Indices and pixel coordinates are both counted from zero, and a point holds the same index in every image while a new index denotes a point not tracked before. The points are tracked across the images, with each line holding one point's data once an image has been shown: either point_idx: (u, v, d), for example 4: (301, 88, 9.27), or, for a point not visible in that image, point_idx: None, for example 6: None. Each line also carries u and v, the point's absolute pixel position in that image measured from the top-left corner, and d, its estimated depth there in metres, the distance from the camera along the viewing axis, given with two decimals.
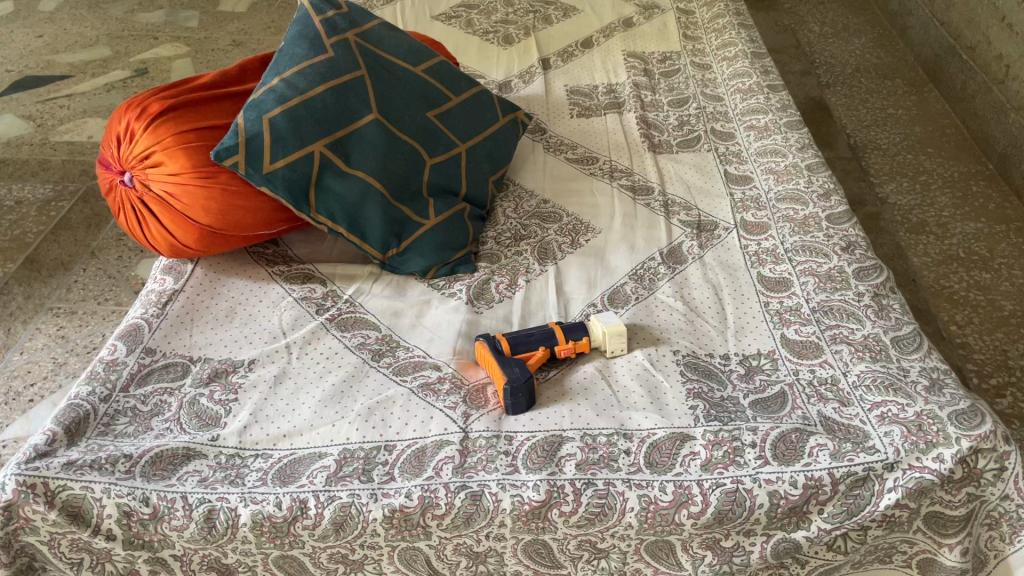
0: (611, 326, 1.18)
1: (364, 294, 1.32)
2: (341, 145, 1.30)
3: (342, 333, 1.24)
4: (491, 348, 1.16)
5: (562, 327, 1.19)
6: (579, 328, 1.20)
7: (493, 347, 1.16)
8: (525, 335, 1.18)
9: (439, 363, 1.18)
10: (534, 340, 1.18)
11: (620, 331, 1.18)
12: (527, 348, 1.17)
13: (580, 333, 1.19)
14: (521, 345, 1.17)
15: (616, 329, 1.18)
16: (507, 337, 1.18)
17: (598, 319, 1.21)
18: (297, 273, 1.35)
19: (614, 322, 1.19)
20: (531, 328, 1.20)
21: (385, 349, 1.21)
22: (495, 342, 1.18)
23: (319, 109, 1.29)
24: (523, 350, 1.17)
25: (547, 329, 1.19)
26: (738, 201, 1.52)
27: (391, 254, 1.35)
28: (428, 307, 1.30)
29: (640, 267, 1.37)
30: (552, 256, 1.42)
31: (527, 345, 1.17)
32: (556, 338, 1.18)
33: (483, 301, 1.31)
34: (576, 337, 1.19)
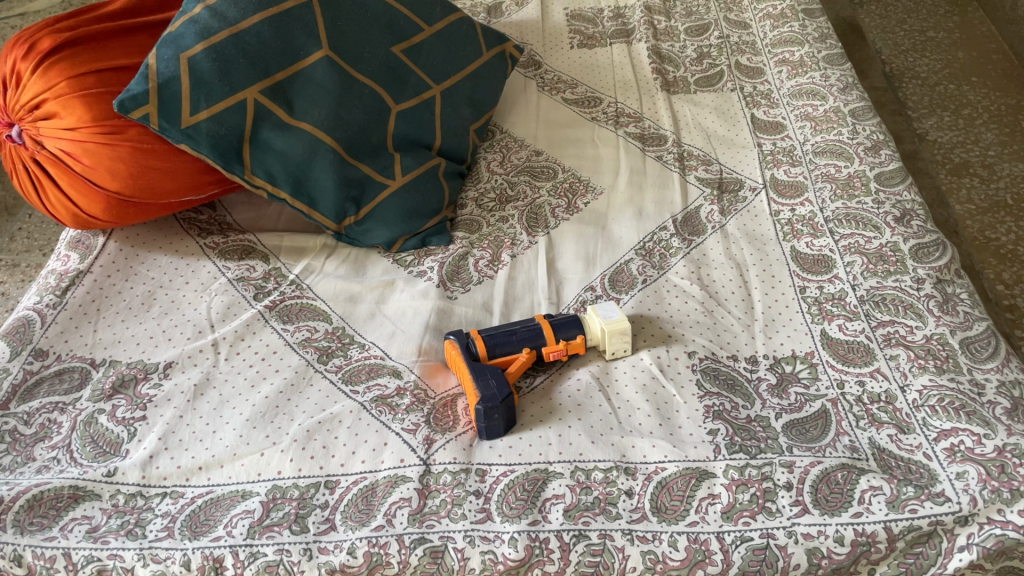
0: (615, 324, 0.96)
1: (314, 272, 1.10)
2: (282, 90, 1.05)
3: (284, 325, 1.01)
4: (464, 352, 0.94)
5: (552, 325, 0.97)
6: (572, 324, 0.97)
7: (465, 350, 0.94)
8: (507, 333, 0.96)
9: (399, 366, 0.96)
10: (517, 340, 0.95)
11: (625, 331, 0.96)
12: (508, 351, 0.95)
13: (574, 331, 0.97)
14: (500, 346, 0.95)
15: (619, 327, 0.95)
16: (485, 336, 0.96)
17: (599, 312, 0.98)
18: (235, 245, 1.12)
19: (618, 319, 0.97)
20: (515, 323, 0.98)
21: (335, 347, 0.99)
22: (469, 343, 0.95)
23: (254, 46, 1.04)
24: (503, 354, 0.95)
25: (534, 325, 0.97)
26: (768, 154, 1.27)
27: (348, 223, 1.12)
28: (391, 290, 1.07)
29: (649, 239, 1.14)
30: (543, 224, 1.18)
31: (508, 347, 0.95)
32: (545, 338, 0.96)
33: (458, 283, 1.08)
34: (570, 336, 0.96)
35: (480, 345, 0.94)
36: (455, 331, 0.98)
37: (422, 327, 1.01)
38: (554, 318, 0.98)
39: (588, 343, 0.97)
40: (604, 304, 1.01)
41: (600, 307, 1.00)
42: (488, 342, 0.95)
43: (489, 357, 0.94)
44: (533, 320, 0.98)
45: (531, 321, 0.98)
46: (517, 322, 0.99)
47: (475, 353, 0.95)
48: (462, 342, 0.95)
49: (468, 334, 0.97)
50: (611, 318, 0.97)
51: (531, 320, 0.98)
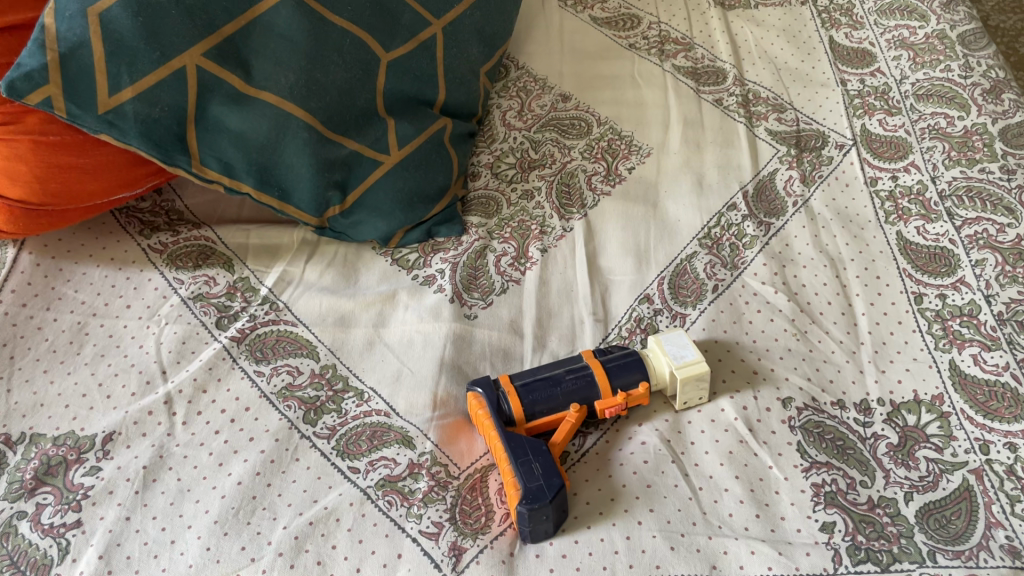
0: (690, 368, 0.73)
1: (292, 283, 0.86)
2: (234, 49, 0.78)
3: (257, 368, 0.79)
4: (494, 414, 0.72)
5: (606, 370, 0.74)
6: (632, 367, 0.75)
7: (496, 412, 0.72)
8: (548, 383, 0.73)
9: (410, 429, 0.74)
10: (562, 393, 0.73)
11: (703, 376, 0.74)
12: (551, 409, 0.73)
13: (635, 376, 0.74)
14: (541, 403, 0.73)
15: (696, 372, 0.73)
16: (522, 388, 0.73)
17: (666, 346, 0.76)
18: (189, 246, 0.88)
19: (695, 359, 0.74)
20: (557, 366, 0.76)
21: (325, 398, 0.77)
22: (500, 399, 0.73)
23: None
24: (545, 412, 0.73)
25: (582, 370, 0.74)
26: (856, 97, 1.02)
27: (332, 215, 0.86)
28: (393, 308, 0.84)
29: (715, 223, 0.90)
30: (578, 200, 0.94)
31: (551, 403, 0.73)
32: (598, 388, 0.73)
33: (477, 294, 0.85)
34: (629, 385, 0.74)
35: (515, 403, 0.72)
36: (480, 378, 0.76)
37: (435, 364, 0.78)
38: (608, 357, 0.75)
39: (653, 388, 0.75)
40: (671, 332, 0.78)
41: (667, 337, 0.77)
42: (525, 400, 0.72)
43: (527, 418, 0.72)
44: (580, 360, 0.76)
45: (578, 363, 0.75)
46: (559, 363, 0.76)
47: (508, 414, 0.72)
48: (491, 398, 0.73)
49: (497, 383, 0.74)
50: (685, 357, 0.75)
51: (577, 361, 0.75)
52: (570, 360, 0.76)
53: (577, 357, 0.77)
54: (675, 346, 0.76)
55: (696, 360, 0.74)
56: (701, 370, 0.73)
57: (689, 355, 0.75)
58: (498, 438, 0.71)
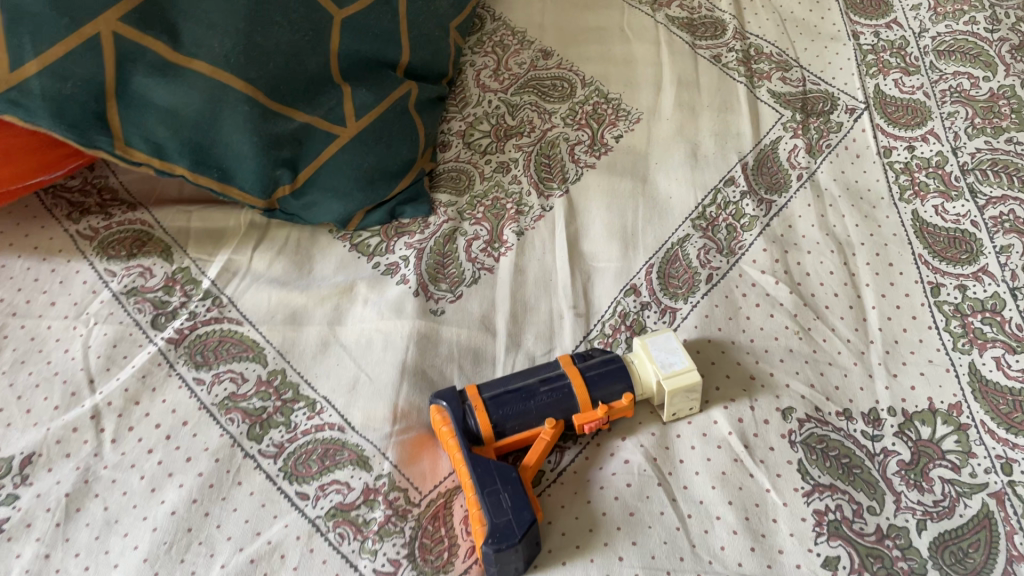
0: (679, 378, 0.65)
1: (238, 274, 0.77)
2: (159, 11, 0.67)
3: (196, 375, 0.70)
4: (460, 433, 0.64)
5: (586, 380, 0.66)
6: (614, 376, 0.67)
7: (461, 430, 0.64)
8: (520, 396, 0.65)
9: (365, 447, 0.66)
10: (536, 407, 0.65)
11: (694, 387, 0.65)
12: (524, 425, 0.65)
13: (619, 386, 0.66)
14: (512, 420, 0.65)
15: (686, 383, 0.65)
16: (490, 401, 0.65)
17: (653, 351, 0.67)
18: (122, 231, 0.79)
19: (685, 367, 0.66)
20: (531, 374, 0.68)
21: (273, 409, 0.69)
22: (466, 415, 0.65)
23: None
24: (517, 429, 0.65)
25: (559, 380, 0.66)
26: (869, 53, 0.92)
27: (282, 195, 0.77)
28: (350, 302, 0.76)
29: (710, 201, 0.81)
30: (559, 174, 0.84)
31: (524, 419, 0.65)
32: (576, 402, 0.65)
33: (445, 285, 0.76)
34: (611, 397, 0.66)
35: (482, 420, 0.64)
36: (444, 388, 0.68)
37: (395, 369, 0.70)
38: (588, 365, 0.67)
39: (637, 398, 0.67)
40: (659, 333, 0.70)
41: (653, 339, 0.69)
42: (493, 416, 0.64)
43: (496, 436, 0.65)
44: (557, 368, 0.68)
45: (554, 371, 0.67)
46: (533, 370, 0.68)
47: (475, 432, 0.65)
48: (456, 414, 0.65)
49: (464, 395, 0.67)
50: (673, 364, 0.66)
51: (553, 369, 0.67)
52: (546, 366, 0.68)
53: (553, 363, 0.69)
54: (663, 351, 0.67)
55: (686, 367, 0.66)
56: (692, 380, 0.65)
57: (679, 362, 0.66)
58: (464, 461, 0.63)
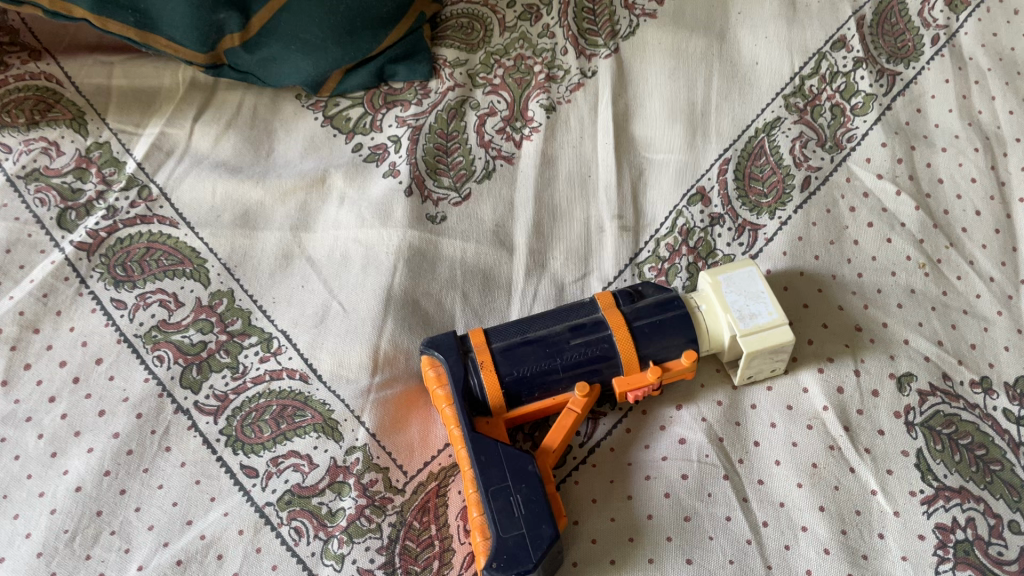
0: (764, 339, 0.47)
1: (174, 155, 0.58)
2: None
3: (116, 296, 0.53)
4: (459, 401, 0.47)
5: (633, 333, 0.48)
6: (674, 325, 0.48)
7: (461, 397, 0.47)
8: (543, 351, 0.48)
9: (334, 406, 0.50)
10: (563, 368, 0.48)
11: (784, 349, 0.47)
12: (546, 390, 0.48)
13: (677, 341, 0.48)
14: (530, 384, 0.48)
15: (774, 343, 0.47)
16: (502, 357, 0.48)
17: (727, 295, 0.49)
18: (22, 87, 0.59)
19: (773, 321, 0.47)
20: (559, 318, 0.50)
21: (214, 346, 0.52)
22: (468, 373, 0.48)
23: None
24: (536, 394, 0.48)
25: (597, 331, 0.48)
26: None
27: (229, 47, 0.57)
28: (322, 198, 0.57)
29: (812, 70, 0.60)
30: (608, 27, 0.63)
31: (546, 382, 0.48)
32: (619, 362, 0.48)
33: (447, 180, 0.58)
34: (667, 355, 0.48)
35: (490, 385, 0.47)
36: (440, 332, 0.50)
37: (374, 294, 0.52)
38: (637, 309, 0.49)
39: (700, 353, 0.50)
40: (736, 264, 0.50)
41: (728, 275, 0.50)
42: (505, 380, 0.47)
43: (508, 403, 0.48)
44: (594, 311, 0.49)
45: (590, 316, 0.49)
46: (562, 311, 0.50)
47: (479, 398, 0.48)
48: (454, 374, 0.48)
49: (466, 345, 0.49)
50: (757, 316, 0.48)
51: (590, 313, 0.49)
52: (579, 306, 0.50)
53: (590, 301, 0.51)
54: (742, 294, 0.48)
55: (775, 322, 0.47)
56: (783, 341, 0.47)
57: (764, 313, 0.48)
58: (463, 440, 0.46)
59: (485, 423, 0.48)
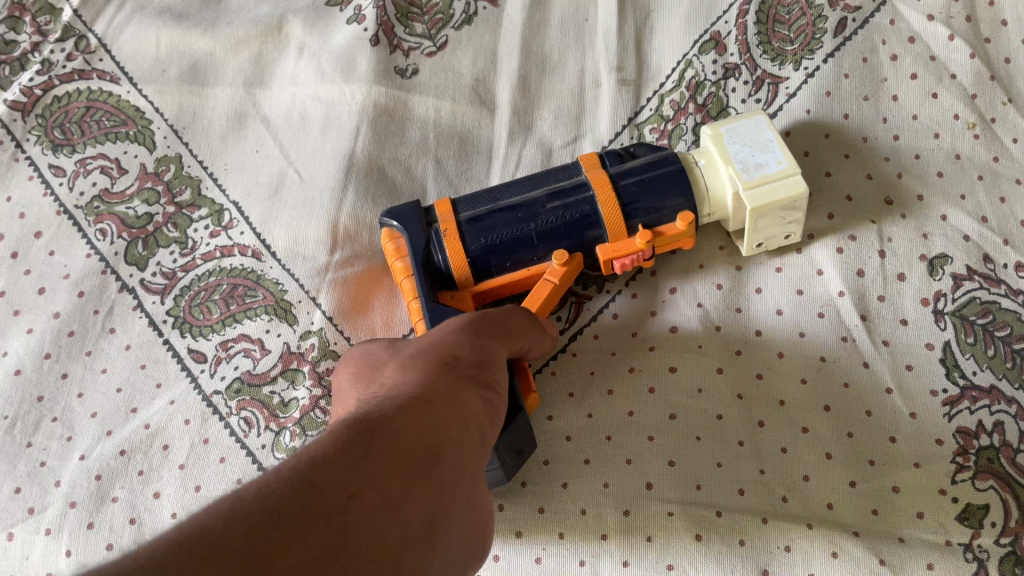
0: (772, 193, 0.40)
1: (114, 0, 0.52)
2: None
3: (52, 162, 0.48)
4: (418, 274, 0.42)
5: (619, 195, 0.42)
6: (668, 188, 0.42)
7: (420, 268, 0.42)
8: (513, 216, 0.42)
9: (288, 286, 0.45)
10: (538, 235, 0.42)
11: (796, 204, 0.41)
12: (518, 260, 0.42)
13: (670, 205, 0.42)
14: (500, 252, 0.42)
15: (786, 196, 0.40)
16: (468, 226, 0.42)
17: (727, 146, 0.42)
18: None
19: (783, 170, 0.40)
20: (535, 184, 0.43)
21: (161, 217, 0.47)
22: (431, 245, 0.43)
23: None
24: (508, 266, 0.42)
25: (577, 193, 0.42)
26: None
27: None
28: (279, 49, 0.51)
29: None
30: None
31: (520, 253, 0.42)
32: (602, 228, 0.42)
33: (421, 26, 0.51)
34: (659, 224, 0.42)
35: (453, 255, 0.42)
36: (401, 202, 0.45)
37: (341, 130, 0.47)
38: (627, 172, 0.42)
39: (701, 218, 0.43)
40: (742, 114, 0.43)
41: (731, 126, 0.43)
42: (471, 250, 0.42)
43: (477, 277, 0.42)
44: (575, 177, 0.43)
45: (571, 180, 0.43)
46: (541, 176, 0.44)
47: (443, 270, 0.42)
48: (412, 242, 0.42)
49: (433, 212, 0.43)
50: (764, 167, 0.41)
51: (571, 175, 0.43)
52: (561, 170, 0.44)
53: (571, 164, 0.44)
54: (746, 144, 0.41)
55: (784, 173, 0.40)
56: (795, 192, 0.40)
57: (772, 163, 0.41)
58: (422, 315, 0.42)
59: (450, 297, 0.43)
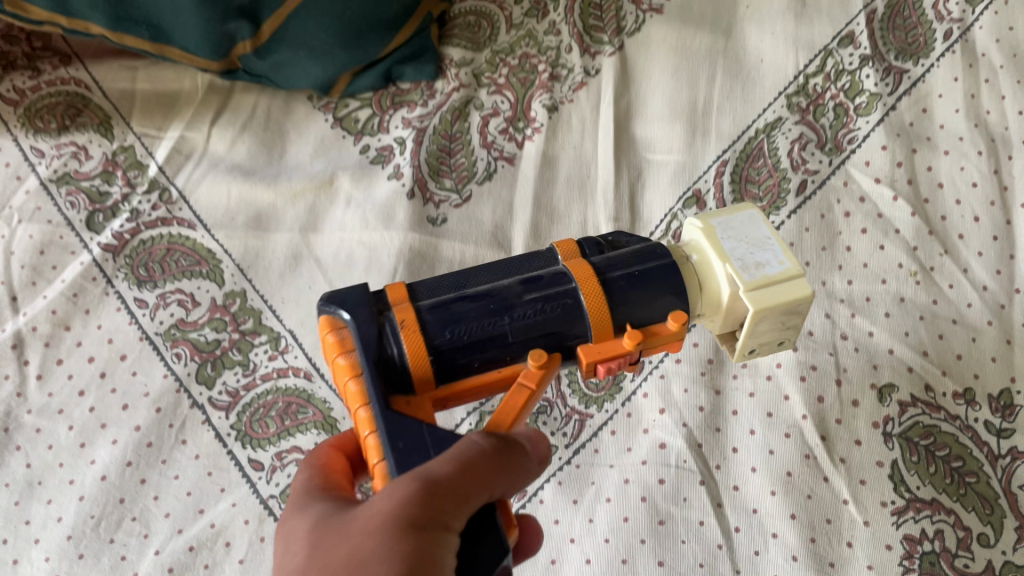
0: (773, 293, 0.36)
1: (193, 159, 0.61)
2: None
3: (138, 295, 0.57)
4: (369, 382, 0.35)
5: (608, 286, 0.37)
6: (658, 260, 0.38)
7: (373, 359, 0.35)
8: (484, 306, 0.37)
9: (334, 403, 0.53)
10: (514, 331, 0.36)
11: (799, 308, 0.36)
12: (487, 359, 0.37)
13: (665, 300, 0.38)
14: (467, 350, 0.36)
15: (787, 298, 0.36)
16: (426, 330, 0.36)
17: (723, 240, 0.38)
18: (54, 96, 0.63)
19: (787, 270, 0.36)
20: (504, 276, 0.39)
21: (228, 343, 0.56)
22: (385, 338, 0.36)
23: None
24: (476, 366, 0.37)
25: (554, 285, 0.37)
26: None
27: (243, 53, 0.60)
28: (330, 201, 0.60)
29: (817, 68, 0.60)
30: (613, 22, 0.64)
31: (490, 353, 0.36)
32: (589, 322, 0.37)
33: (449, 182, 0.60)
34: (646, 317, 0.38)
35: (413, 348, 0.35)
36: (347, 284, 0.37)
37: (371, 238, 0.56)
38: (610, 259, 0.39)
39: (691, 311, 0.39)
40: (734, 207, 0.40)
41: (725, 219, 0.39)
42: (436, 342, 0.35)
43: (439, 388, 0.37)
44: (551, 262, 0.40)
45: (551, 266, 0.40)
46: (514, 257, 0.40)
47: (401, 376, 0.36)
48: (363, 327, 0.36)
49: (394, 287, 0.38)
50: (764, 266, 0.36)
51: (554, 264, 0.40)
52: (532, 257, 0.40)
53: (548, 252, 0.41)
54: (743, 242, 0.37)
55: (788, 272, 0.36)
56: (797, 296, 0.36)
57: (773, 262, 0.36)
58: (374, 425, 0.34)
59: (405, 404, 0.36)
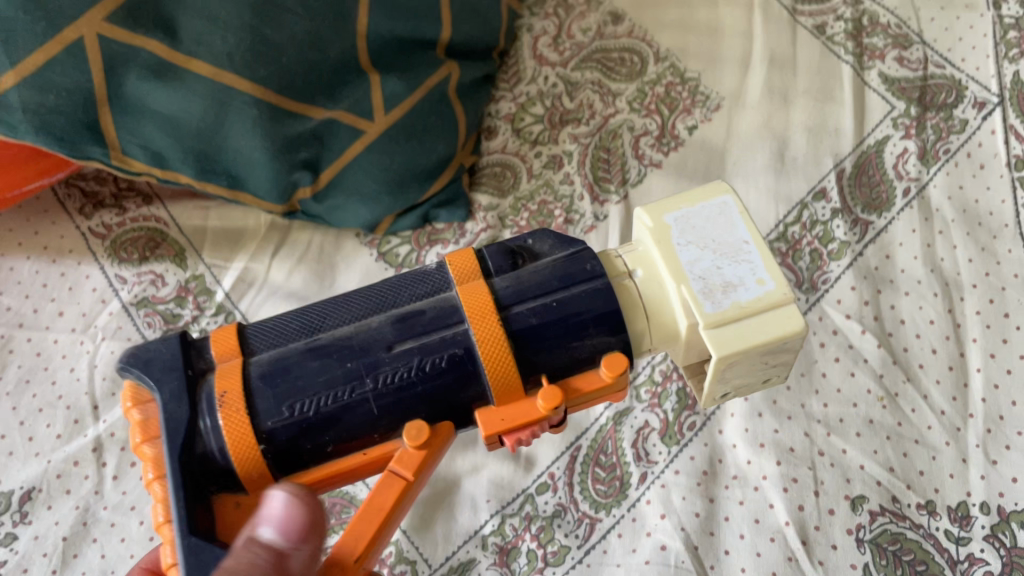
0: (752, 330, 0.37)
1: (255, 285, 0.71)
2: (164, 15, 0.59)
3: None
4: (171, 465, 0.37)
5: (502, 325, 0.38)
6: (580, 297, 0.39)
7: (182, 445, 0.37)
8: (338, 365, 0.38)
9: None
10: (378, 406, 0.38)
11: (785, 344, 0.37)
12: (345, 442, 0.39)
13: (583, 344, 0.39)
14: (320, 429, 0.38)
15: (770, 332, 0.36)
16: (264, 390, 0.38)
17: (681, 253, 0.39)
18: (136, 230, 0.73)
19: (766, 293, 0.37)
20: (371, 314, 0.40)
21: None
22: (199, 413, 0.38)
23: None
24: (331, 450, 0.39)
25: (440, 328, 0.38)
26: (1011, 29, 0.73)
27: (302, 197, 0.70)
28: None
29: (794, 218, 0.69)
30: (619, 174, 0.74)
31: (345, 423, 0.38)
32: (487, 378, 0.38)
33: None
34: (580, 365, 0.40)
35: (233, 439, 0.37)
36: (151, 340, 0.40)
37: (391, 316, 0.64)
38: (520, 288, 0.39)
39: (633, 351, 0.40)
40: (699, 198, 0.41)
41: (684, 216, 0.40)
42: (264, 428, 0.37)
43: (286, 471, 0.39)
44: (441, 287, 0.41)
45: (436, 295, 0.40)
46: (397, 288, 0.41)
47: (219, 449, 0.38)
48: (171, 411, 0.37)
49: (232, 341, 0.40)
50: (740, 289, 0.37)
51: (438, 288, 0.41)
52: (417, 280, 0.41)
53: (439, 270, 0.42)
54: (708, 251, 0.39)
55: (772, 298, 0.37)
56: (786, 331, 0.36)
57: (753, 285, 0.37)
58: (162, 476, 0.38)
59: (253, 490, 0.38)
